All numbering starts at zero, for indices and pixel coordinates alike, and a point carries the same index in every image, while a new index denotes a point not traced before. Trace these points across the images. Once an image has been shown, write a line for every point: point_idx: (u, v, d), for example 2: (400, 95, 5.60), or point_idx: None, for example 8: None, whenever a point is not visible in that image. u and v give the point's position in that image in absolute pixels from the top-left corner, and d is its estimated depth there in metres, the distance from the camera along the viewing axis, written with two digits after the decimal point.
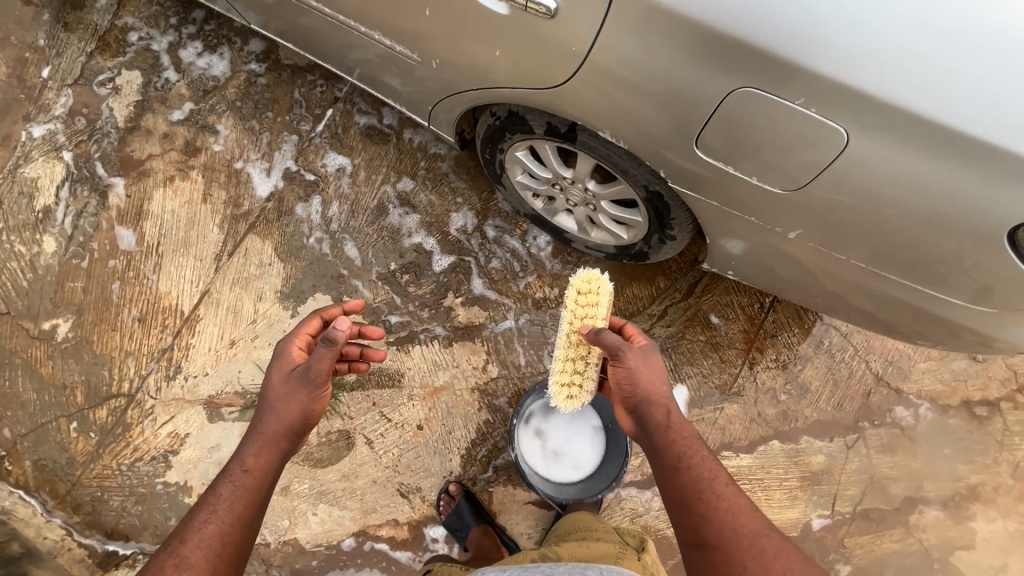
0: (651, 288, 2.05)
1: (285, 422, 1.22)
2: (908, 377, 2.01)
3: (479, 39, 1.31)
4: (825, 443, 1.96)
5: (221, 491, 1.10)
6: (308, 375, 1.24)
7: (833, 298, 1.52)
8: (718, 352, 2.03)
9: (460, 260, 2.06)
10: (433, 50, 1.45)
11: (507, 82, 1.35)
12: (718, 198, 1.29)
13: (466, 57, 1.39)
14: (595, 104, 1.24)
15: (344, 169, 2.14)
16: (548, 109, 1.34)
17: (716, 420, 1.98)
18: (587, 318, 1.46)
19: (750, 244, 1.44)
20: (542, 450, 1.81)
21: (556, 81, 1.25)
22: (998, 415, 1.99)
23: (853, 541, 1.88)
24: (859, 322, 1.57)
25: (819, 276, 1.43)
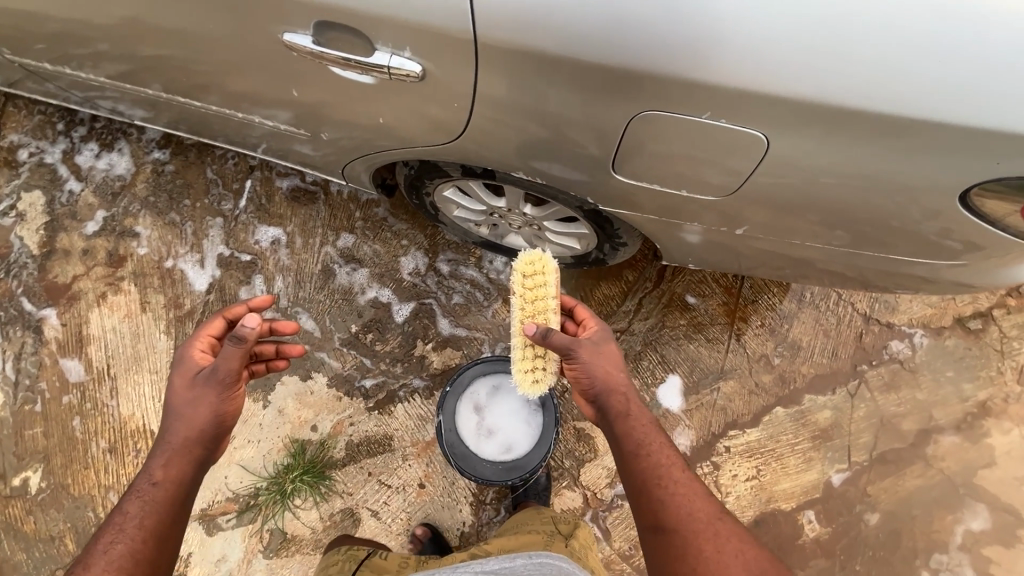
0: (620, 285, 1.98)
1: (190, 428, 1.11)
2: (896, 309, 1.96)
3: (367, 105, 1.25)
4: (828, 397, 1.91)
5: (128, 509, 1.02)
6: (214, 376, 1.14)
7: (803, 267, 1.45)
8: (703, 332, 1.96)
9: (420, 304, 1.97)
10: (330, 117, 1.37)
11: (412, 138, 1.30)
12: (657, 208, 1.27)
13: (364, 121, 1.32)
14: (508, 145, 1.20)
15: (278, 239, 2.03)
16: (461, 157, 1.29)
17: (716, 401, 1.90)
18: (538, 301, 1.37)
19: (706, 237, 1.39)
20: (476, 425, 1.75)
21: (461, 134, 1.21)
22: (993, 324, 1.96)
23: (876, 488, 1.85)
24: (835, 282, 1.51)
25: (783, 253, 1.38)
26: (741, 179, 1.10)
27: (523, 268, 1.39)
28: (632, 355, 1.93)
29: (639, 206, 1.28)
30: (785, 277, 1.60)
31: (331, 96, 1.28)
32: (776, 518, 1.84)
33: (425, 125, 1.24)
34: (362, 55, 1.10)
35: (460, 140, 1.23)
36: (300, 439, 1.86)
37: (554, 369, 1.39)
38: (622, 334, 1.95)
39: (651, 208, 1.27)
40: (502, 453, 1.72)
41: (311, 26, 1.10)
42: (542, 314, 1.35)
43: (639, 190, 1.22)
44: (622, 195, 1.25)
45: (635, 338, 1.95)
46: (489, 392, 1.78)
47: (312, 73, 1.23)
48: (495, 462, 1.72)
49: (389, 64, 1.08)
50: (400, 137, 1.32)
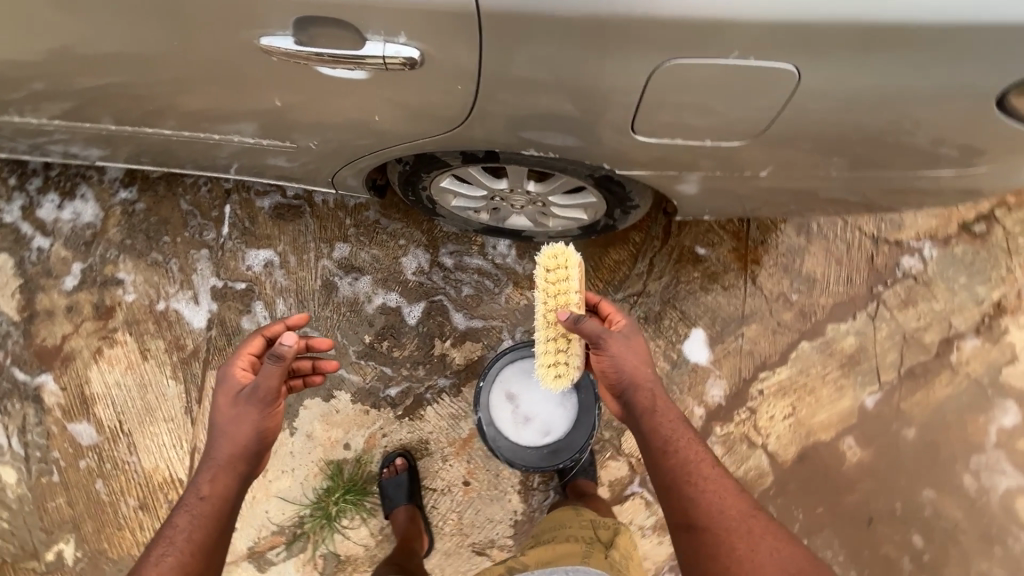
0: (629, 248, 1.94)
1: (236, 446, 1.12)
2: (902, 226, 1.97)
3: (355, 102, 1.18)
4: (850, 324, 1.91)
5: (178, 522, 1.05)
6: (258, 395, 1.13)
7: (819, 199, 1.43)
8: (718, 281, 1.94)
9: (431, 302, 1.92)
10: (315, 122, 1.29)
11: (409, 131, 1.24)
12: (676, 161, 1.25)
13: (354, 121, 1.25)
14: (514, 121, 1.14)
15: (271, 261, 1.94)
16: (463, 141, 1.23)
17: (742, 347, 1.90)
18: (561, 295, 1.32)
19: (721, 183, 1.36)
20: (512, 414, 1.72)
21: (463, 118, 1.15)
22: (996, 224, 1.97)
23: (909, 404, 1.87)
24: (851, 209, 1.49)
25: (801, 186, 1.35)
26: (763, 116, 1.09)
27: (545, 262, 1.34)
28: (653, 316, 1.91)
29: (655, 162, 1.25)
30: (798, 212, 1.58)
31: (315, 98, 1.19)
32: (818, 450, 1.86)
33: (422, 115, 1.17)
34: (353, 49, 1.03)
35: (462, 123, 1.17)
36: (335, 459, 1.81)
37: (578, 363, 1.34)
38: (639, 297, 1.92)
39: (667, 161, 1.25)
40: (542, 440, 1.70)
41: (290, 26, 1.01)
42: (565, 306, 1.31)
43: (655, 145, 1.19)
44: (639, 153, 1.22)
45: (652, 298, 1.92)
46: (521, 379, 1.74)
47: (291, 78, 1.14)
48: (536, 449, 1.70)
49: (385, 54, 1.01)
50: (394, 131, 1.25)
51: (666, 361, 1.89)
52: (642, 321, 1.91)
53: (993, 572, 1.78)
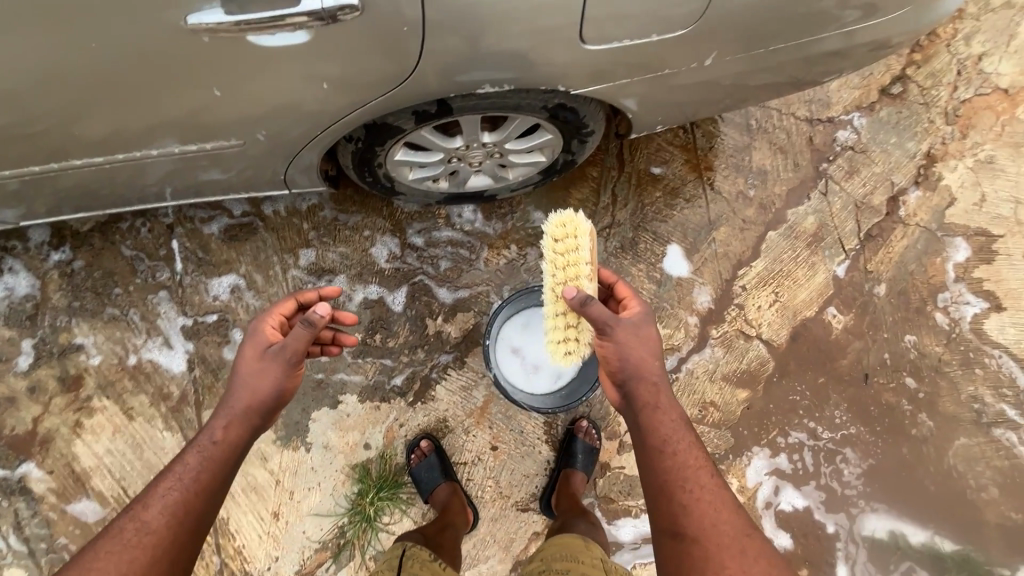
0: (590, 184, 1.97)
1: (252, 400, 1.14)
2: (830, 103, 2.08)
3: (298, 78, 1.15)
4: (807, 204, 2.02)
5: (188, 461, 1.08)
6: (280, 352, 1.16)
7: (759, 83, 1.48)
8: (680, 196, 1.99)
9: (412, 284, 1.89)
10: (257, 113, 1.24)
11: (357, 100, 1.21)
12: (631, 68, 1.27)
13: (299, 101, 1.22)
14: (463, 60, 1.14)
15: (238, 285, 1.86)
16: (414, 98, 1.22)
17: (717, 251, 1.97)
18: (569, 267, 1.31)
19: (668, 88, 1.39)
20: (522, 365, 1.74)
21: (411, 70, 1.14)
22: (910, 82, 2.11)
23: (875, 263, 2.01)
24: (788, 88, 1.56)
25: (741, 73, 1.41)
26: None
27: (554, 231, 1.34)
28: (628, 243, 1.96)
29: (608, 77, 1.27)
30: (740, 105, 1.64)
31: (254, 81, 1.16)
32: (807, 326, 1.96)
33: (369, 76, 1.15)
34: (289, 8, 1.02)
35: (411, 76, 1.16)
36: (360, 461, 1.79)
37: (586, 342, 1.34)
38: (611, 229, 1.96)
39: (618, 73, 1.27)
40: (556, 384, 1.73)
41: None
42: (573, 279, 1.30)
43: (606, 56, 1.21)
44: (594, 68, 1.23)
45: (624, 227, 1.96)
46: (523, 330, 1.75)
47: (227, 61, 1.11)
48: (552, 393, 1.73)
49: (323, 6, 1.01)
50: (342, 103, 1.22)
51: (652, 282, 1.95)
52: (620, 250, 1.95)
53: (980, 392, 1.96)
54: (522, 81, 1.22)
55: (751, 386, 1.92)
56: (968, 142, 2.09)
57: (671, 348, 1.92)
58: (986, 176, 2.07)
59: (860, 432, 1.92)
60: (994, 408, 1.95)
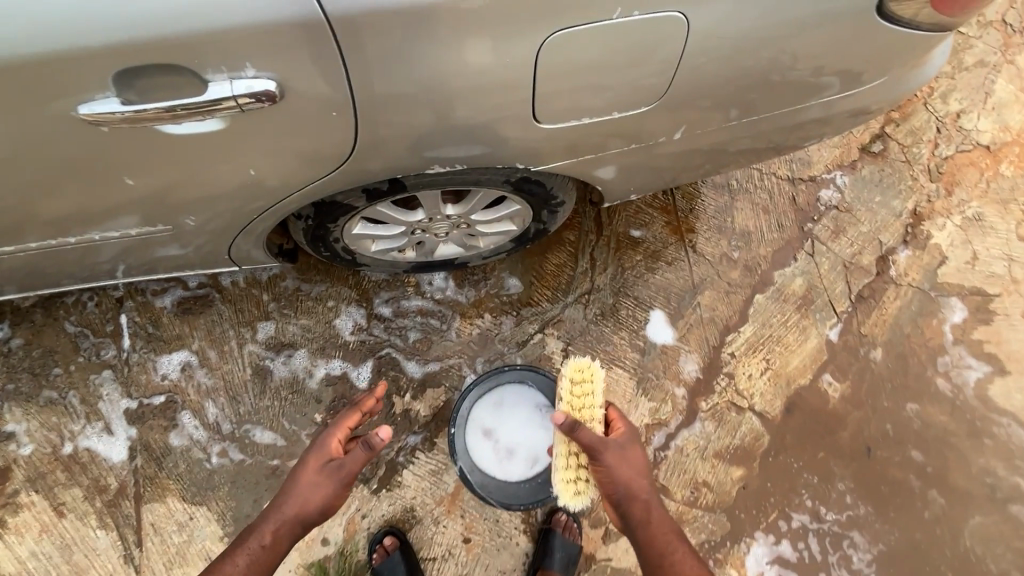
0: (567, 248, 1.89)
1: (297, 513, 1.24)
2: (811, 162, 2.04)
3: (231, 160, 1.07)
4: (794, 266, 1.94)
5: (235, 559, 1.20)
6: (335, 467, 1.28)
7: (736, 150, 1.41)
8: (662, 258, 1.91)
9: (378, 358, 1.76)
10: (194, 193, 1.15)
11: (299, 180, 1.13)
12: (598, 141, 1.19)
13: (237, 182, 1.13)
14: (413, 139, 1.06)
15: (190, 363, 1.73)
16: (362, 177, 1.13)
17: (703, 316, 1.87)
18: (585, 408, 1.33)
19: (640, 158, 1.32)
20: (495, 452, 1.60)
21: (350, 150, 1.06)
22: (890, 141, 2.08)
23: (869, 326, 1.91)
24: (767, 155, 1.49)
25: (717, 141, 1.34)
26: (668, 69, 1.06)
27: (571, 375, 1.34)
28: (609, 309, 1.85)
29: (574, 151, 1.20)
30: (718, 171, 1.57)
31: (186, 164, 1.07)
32: (803, 396, 1.84)
33: (309, 156, 1.07)
34: (196, 95, 0.93)
35: (357, 155, 1.08)
36: (316, 560, 1.61)
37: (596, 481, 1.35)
38: (590, 295, 1.86)
39: (584, 147, 1.19)
40: (535, 469, 1.59)
41: (111, 84, 0.91)
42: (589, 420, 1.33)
43: (569, 132, 1.13)
44: (557, 143, 1.15)
45: (603, 293, 1.86)
46: (496, 410, 1.63)
47: (154, 145, 1.02)
48: (530, 481, 1.58)
49: (234, 92, 0.92)
50: (285, 183, 1.13)
51: (635, 350, 1.83)
52: (601, 317, 1.85)
53: (991, 464, 1.82)
54: (478, 158, 1.14)
55: (746, 464, 1.77)
56: (954, 200, 2.03)
57: (658, 423, 1.78)
58: (976, 234, 2.01)
59: (867, 512, 1.76)
60: (1008, 482, 1.80)
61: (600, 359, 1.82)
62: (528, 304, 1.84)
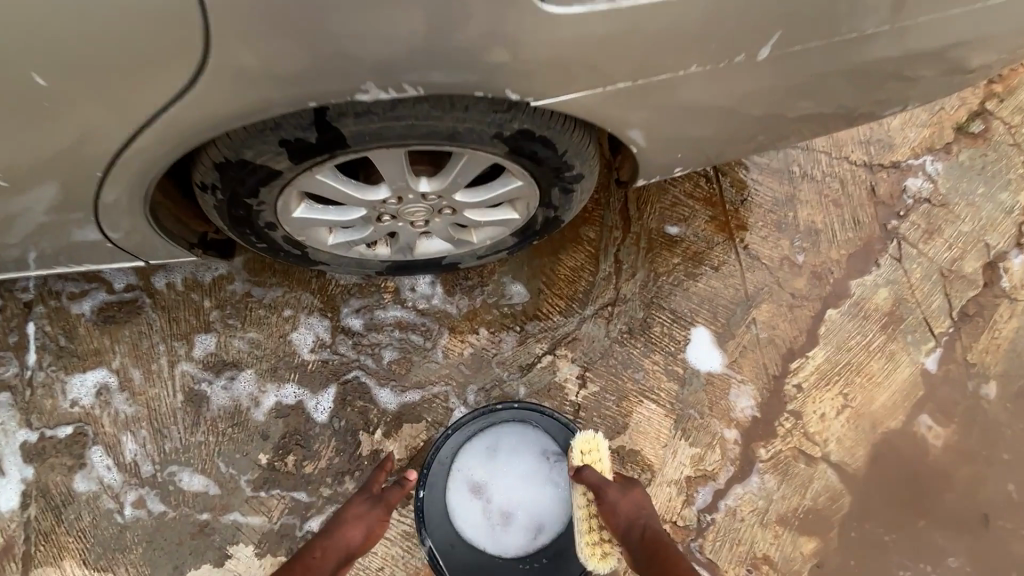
0: (585, 247, 1.50)
1: (346, 546, 1.11)
2: (893, 145, 1.62)
3: (43, 67, 0.68)
4: (876, 273, 1.52)
5: None
6: (387, 496, 1.18)
7: (815, 92, 1.07)
8: (705, 262, 1.51)
9: (343, 384, 1.39)
10: (33, 138, 0.78)
11: (160, 109, 0.72)
12: (639, 60, 0.79)
13: (76, 113, 0.74)
14: (334, 37, 0.65)
15: (108, 386, 1.38)
16: (266, 111, 0.72)
17: (759, 336, 1.46)
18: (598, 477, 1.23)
19: (692, 99, 0.93)
20: (487, 513, 1.31)
21: (203, 40, 0.64)
22: (994, 119, 1.66)
23: (978, 353, 1.47)
24: (846, 101, 1.16)
25: (791, 78, 0.99)
26: None
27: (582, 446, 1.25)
28: (638, 326, 1.45)
29: (601, 78, 0.78)
30: (783, 137, 1.22)
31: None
32: (893, 444, 1.41)
33: (155, 59, 0.66)
34: None
35: (242, 63, 0.67)
36: None
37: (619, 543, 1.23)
38: (615, 307, 1.46)
39: (617, 73, 0.79)
40: (532, 544, 1.30)
41: None
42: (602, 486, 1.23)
43: (596, 33, 0.72)
44: (577, 59, 0.74)
45: (632, 305, 1.47)
46: (494, 461, 1.33)
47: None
48: (524, 559, 1.30)
49: None
50: (160, 124, 0.75)
51: (672, 379, 1.42)
52: (628, 335, 1.45)
53: None
54: (450, 90, 0.73)
55: (818, 534, 1.35)
56: None
57: (702, 475, 1.37)
58: None
59: None
60: None
61: (628, 391, 1.41)
62: (535, 317, 1.45)
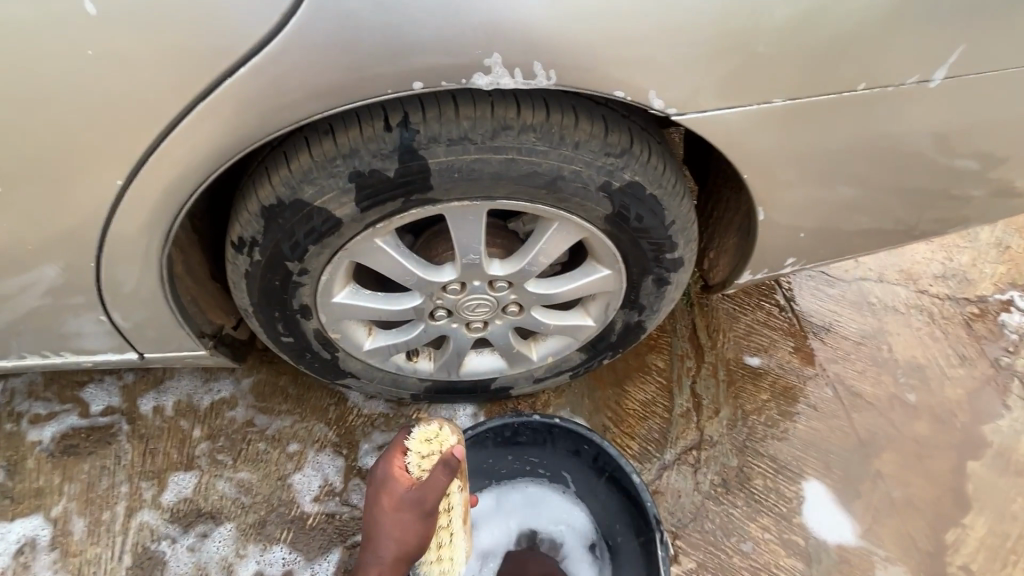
0: (656, 377, 1.26)
1: (404, 549, 0.82)
2: (971, 279, 1.45)
3: (77, 66, 0.56)
4: (1010, 418, 1.26)
5: None
6: (428, 481, 0.77)
7: (960, 186, 0.91)
8: (800, 399, 1.26)
9: (351, 549, 1.04)
10: (43, 160, 0.63)
11: (231, 100, 0.58)
12: (791, 85, 0.65)
13: (102, 124, 0.60)
14: (447, 25, 0.54)
15: (36, 544, 1.04)
16: (350, 103, 0.59)
17: (891, 494, 1.17)
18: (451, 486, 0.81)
19: (837, 142, 0.76)
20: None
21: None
22: None
23: None
24: (914, 213, 0.94)
25: (947, 125, 0.78)
26: None
27: (423, 453, 0.81)
28: (735, 478, 1.16)
29: (751, 89, 0.64)
30: (855, 248, 1.00)
31: (7, 88, 0.57)
32: None
33: (217, 39, 0.55)
34: None
35: (325, 57, 0.55)
36: None
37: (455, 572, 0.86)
38: (702, 452, 1.18)
39: (760, 95, 0.65)
40: None
41: None
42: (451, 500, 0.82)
43: (776, 11, 0.58)
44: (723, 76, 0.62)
45: (723, 450, 1.19)
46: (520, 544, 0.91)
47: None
48: None
49: None
50: (214, 133, 0.61)
51: (794, 554, 1.09)
52: (723, 490, 1.14)
53: None
54: (558, 108, 0.65)
55: None
56: None
57: None
58: None
59: None
60: None
61: (736, 569, 1.08)
62: None
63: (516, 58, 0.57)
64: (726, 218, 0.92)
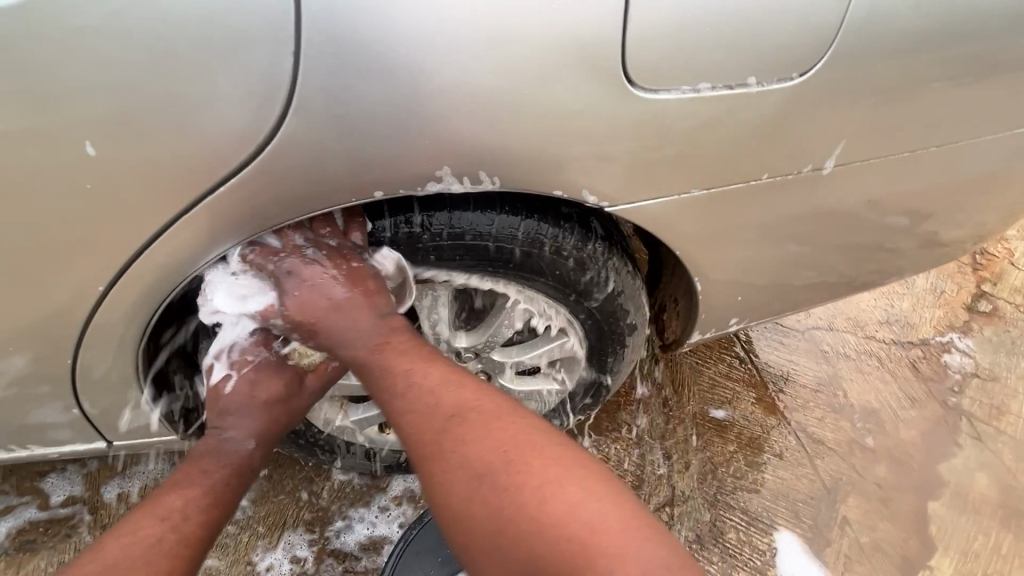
0: (628, 435, 1.30)
1: (264, 430, 0.80)
2: (913, 323, 1.54)
3: (53, 185, 0.60)
4: (963, 456, 1.33)
5: (176, 487, 0.71)
6: (307, 380, 0.84)
7: (879, 244, 1.01)
8: (766, 449, 1.31)
9: None
10: (15, 267, 0.66)
11: (202, 209, 0.63)
12: (708, 176, 0.75)
13: (76, 234, 0.64)
14: (401, 139, 0.61)
15: None
16: (320, 206, 0.65)
17: (858, 540, 1.21)
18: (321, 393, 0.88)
19: (758, 218, 0.85)
20: None
21: (282, 104, 0.58)
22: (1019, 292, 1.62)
23: None
24: (843, 270, 1.03)
25: (855, 197, 0.88)
26: (815, 51, 0.68)
27: (310, 353, 0.81)
28: (709, 532, 1.20)
29: (674, 180, 0.73)
30: (797, 304, 1.08)
31: None
32: None
33: (186, 158, 0.59)
34: None
35: (293, 170, 0.62)
36: None
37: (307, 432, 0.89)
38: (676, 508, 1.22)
39: (683, 184, 0.74)
40: None
41: None
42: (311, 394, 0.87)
43: (685, 119, 0.67)
44: (645, 170, 0.71)
45: (694, 504, 1.23)
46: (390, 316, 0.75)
47: None
48: None
49: None
50: (186, 237, 0.65)
51: None
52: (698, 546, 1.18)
53: None
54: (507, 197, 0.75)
55: None
56: None
57: None
58: None
59: None
60: None
61: None
62: None
63: (465, 168, 0.65)
64: (674, 284, 1.00)
